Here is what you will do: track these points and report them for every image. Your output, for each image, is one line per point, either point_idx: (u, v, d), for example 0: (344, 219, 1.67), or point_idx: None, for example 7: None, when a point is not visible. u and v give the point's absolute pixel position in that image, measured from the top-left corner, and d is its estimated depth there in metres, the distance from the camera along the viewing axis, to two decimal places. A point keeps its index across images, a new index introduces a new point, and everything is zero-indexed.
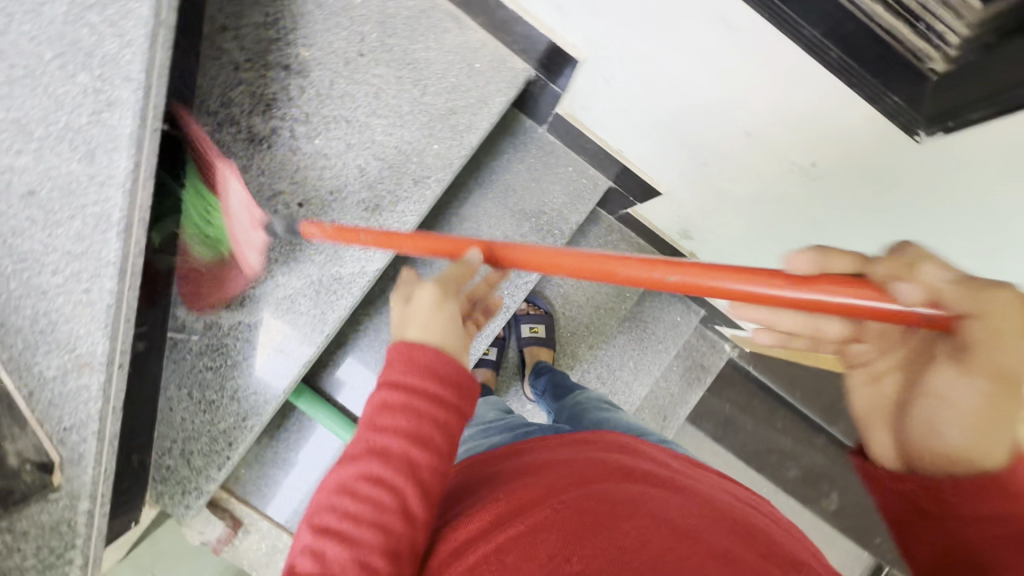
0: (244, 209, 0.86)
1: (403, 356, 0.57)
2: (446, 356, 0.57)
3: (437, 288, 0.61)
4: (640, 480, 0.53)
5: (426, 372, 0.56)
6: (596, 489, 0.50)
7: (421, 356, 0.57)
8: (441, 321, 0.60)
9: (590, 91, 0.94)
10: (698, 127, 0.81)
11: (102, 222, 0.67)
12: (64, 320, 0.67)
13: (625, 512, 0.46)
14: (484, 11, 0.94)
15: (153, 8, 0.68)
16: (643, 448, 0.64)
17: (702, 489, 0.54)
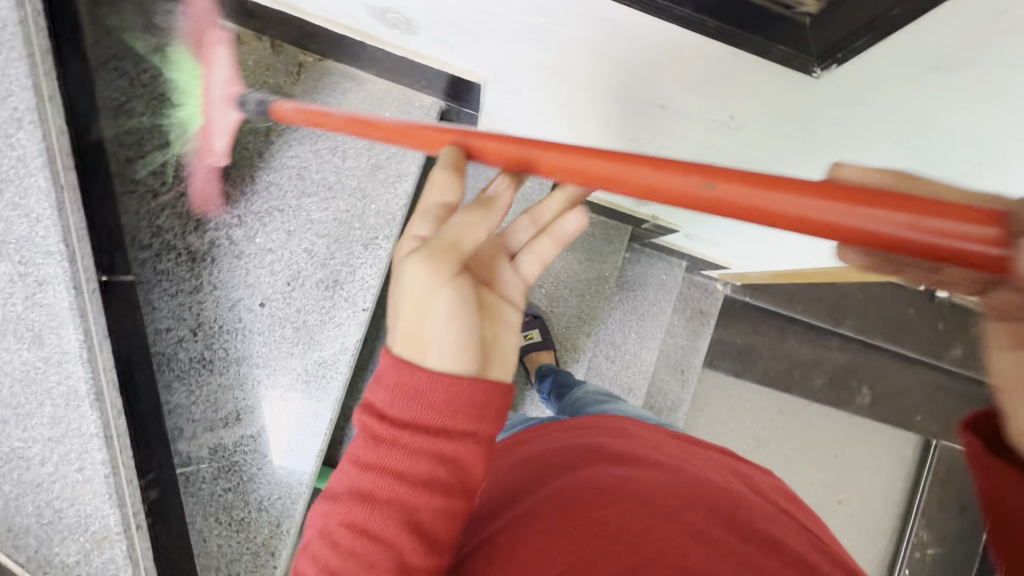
0: (224, 81, 0.80)
1: (419, 394, 0.48)
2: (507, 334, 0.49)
3: (461, 257, 0.48)
4: (627, 465, 0.55)
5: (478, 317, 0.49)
6: (579, 479, 0.52)
7: (425, 401, 0.48)
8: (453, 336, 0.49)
9: (503, 105, 0.94)
10: (613, 111, 0.82)
11: (72, 398, 0.66)
12: (69, 504, 0.66)
13: (605, 499, 0.48)
14: (374, 61, 0.91)
15: (48, 175, 0.67)
16: (637, 430, 0.66)
17: (691, 470, 0.56)
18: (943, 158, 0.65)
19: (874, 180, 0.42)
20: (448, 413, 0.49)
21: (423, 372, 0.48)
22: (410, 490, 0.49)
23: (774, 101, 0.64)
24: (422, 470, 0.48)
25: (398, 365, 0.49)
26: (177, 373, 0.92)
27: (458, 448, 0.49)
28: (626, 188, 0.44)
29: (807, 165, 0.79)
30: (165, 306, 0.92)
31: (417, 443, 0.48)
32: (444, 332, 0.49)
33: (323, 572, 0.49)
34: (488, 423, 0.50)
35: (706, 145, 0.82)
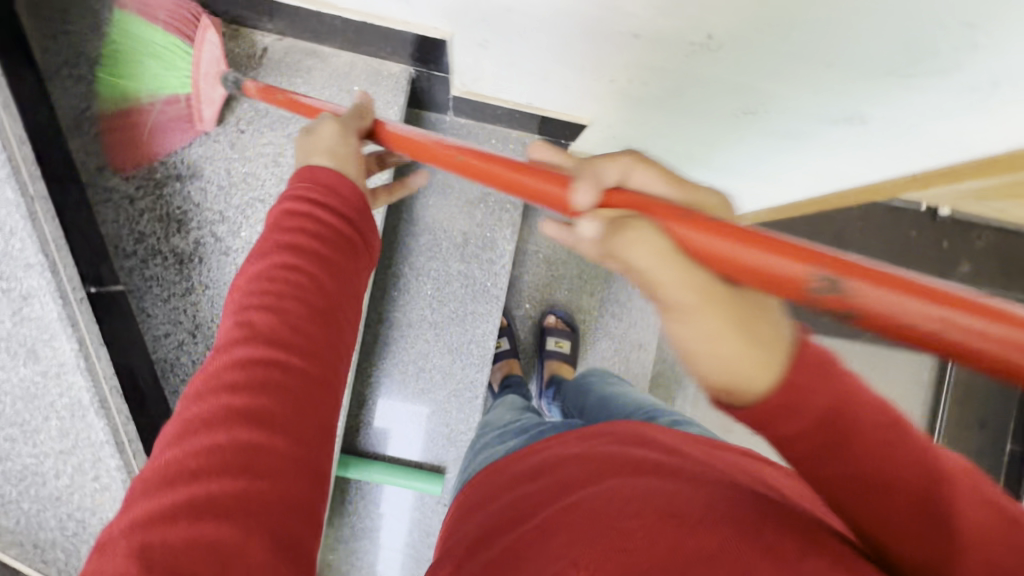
0: (214, 60, 0.85)
1: (286, 225, 0.53)
2: (344, 179, 0.59)
3: (343, 132, 0.63)
4: (650, 473, 0.55)
5: (325, 188, 0.57)
6: (604, 489, 0.53)
7: (314, 219, 0.55)
8: (347, 153, 0.61)
9: (473, 64, 0.91)
10: (587, 50, 0.80)
11: (77, 408, 0.66)
12: (90, 514, 0.66)
13: (634, 508, 0.48)
14: (334, 31, 0.88)
15: (16, 185, 0.65)
16: (656, 435, 0.67)
17: (712, 473, 0.56)
18: (931, 49, 0.63)
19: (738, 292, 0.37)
20: (322, 214, 0.55)
21: (316, 185, 0.57)
22: (255, 379, 0.44)
23: (752, 7, 0.62)
24: (285, 291, 0.49)
25: (308, 175, 0.58)
26: (182, 378, 0.91)
27: (301, 306, 0.49)
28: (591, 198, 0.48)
29: (794, 79, 0.77)
30: (160, 312, 0.90)
31: (278, 265, 0.50)
32: (346, 169, 0.60)
33: (195, 409, 0.43)
34: (325, 252, 0.53)
35: (688, 73, 0.80)
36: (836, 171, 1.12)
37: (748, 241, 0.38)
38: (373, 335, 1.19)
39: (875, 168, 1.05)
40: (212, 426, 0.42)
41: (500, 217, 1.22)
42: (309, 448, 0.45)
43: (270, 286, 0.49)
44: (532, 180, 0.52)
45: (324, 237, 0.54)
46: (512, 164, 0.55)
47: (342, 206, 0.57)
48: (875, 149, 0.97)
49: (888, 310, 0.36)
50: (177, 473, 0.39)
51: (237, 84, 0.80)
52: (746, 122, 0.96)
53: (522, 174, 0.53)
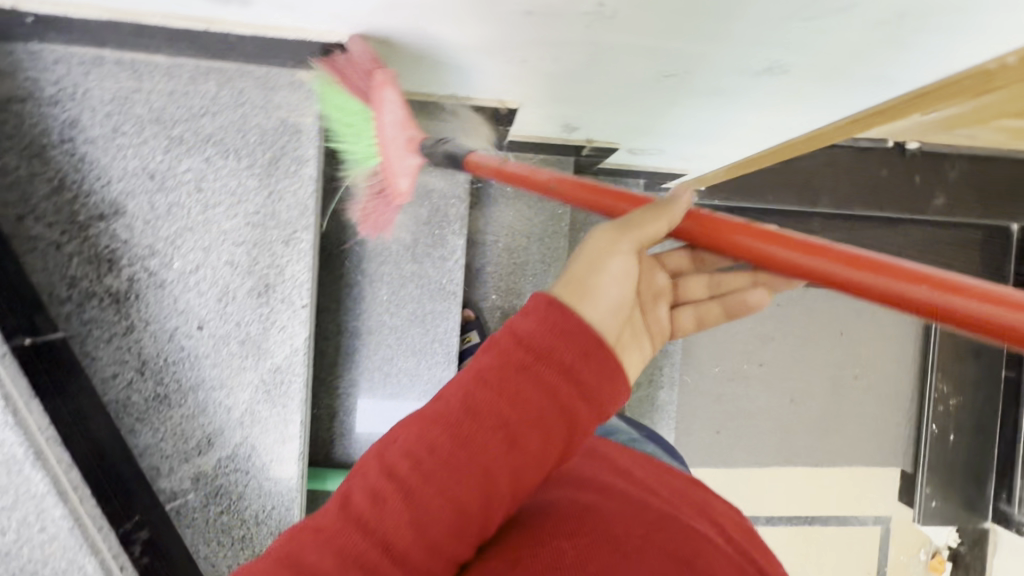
0: (397, 122, 0.89)
1: (505, 380, 0.54)
2: (598, 340, 0.57)
3: (636, 246, 0.60)
4: (593, 492, 0.62)
5: (552, 333, 0.56)
6: (543, 501, 0.60)
7: (540, 382, 0.54)
8: (626, 279, 0.61)
9: (384, 62, 0.89)
10: (489, 33, 0.77)
11: (13, 464, 0.66)
12: (42, 564, 0.67)
13: (574, 517, 0.55)
14: (233, 48, 0.85)
15: None
16: (614, 457, 0.74)
17: (657, 503, 0.61)
18: None
19: (602, 281, 0.60)
20: (556, 395, 0.55)
21: (539, 315, 0.57)
22: (376, 521, 0.50)
23: None
24: (445, 440, 0.52)
25: (542, 307, 0.57)
26: (137, 416, 0.91)
27: (450, 466, 0.51)
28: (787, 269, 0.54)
29: (702, 36, 0.74)
30: (105, 353, 0.90)
31: (450, 424, 0.53)
32: (593, 315, 0.58)
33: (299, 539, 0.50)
34: (534, 435, 0.53)
35: (596, 43, 0.77)
36: (776, 122, 1.09)
37: (873, 272, 0.49)
38: (334, 346, 1.19)
39: (815, 115, 1.03)
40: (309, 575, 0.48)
41: (447, 213, 1.20)
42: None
43: (435, 431, 0.52)
44: (788, 252, 0.53)
45: (536, 424, 0.53)
46: (799, 245, 0.53)
47: (569, 388, 0.55)
48: (809, 97, 0.94)
49: (953, 303, 0.45)
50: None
51: (462, 159, 0.85)
52: (672, 85, 0.93)
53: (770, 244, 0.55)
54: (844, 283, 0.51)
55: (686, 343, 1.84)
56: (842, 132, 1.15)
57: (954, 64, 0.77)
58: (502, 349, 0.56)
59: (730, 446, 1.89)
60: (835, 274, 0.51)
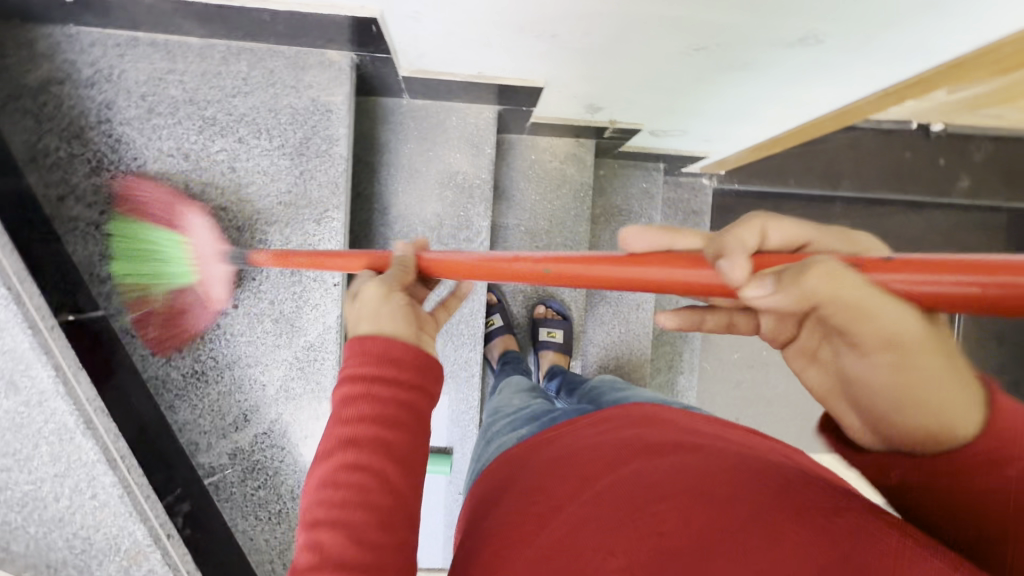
0: (211, 248, 0.85)
1: (357, 417, 0.51)
2: (411, 346, 0.54)
3: (377, 283, 0.58)
4: (665, 454, 0.55)
5: (382, 361, 0.53)
6: (628, 476, 0.53)
7: (376, 407, 0.51)
8: (395, 309, 0.56)
9: (412, 39, 0.89)
10: (520, 6, 0.77)
11: (64, 433, 0.67)
12: (95, 530, 0.68)
13: (657, 494, 0.49)
14: (265, 27, 0.86)
15: None
16: (674, 420, 0.66)
17: (733, 451, 0.56)
18: None
19: (388, 302, 0.57)
20: (396, 390, 0.52)
21: (374, 354, 0.53)
22: (346, 519, 0.48)
23: None
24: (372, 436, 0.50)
25: (362, 355, 0.54)
26: (175, 392, 0.93)
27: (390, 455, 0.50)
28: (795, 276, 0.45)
29: (735, 5, 0.74)
30: (144, 331, 0.92)
31: (354, 437, 0.50)
32: (383, 324, 0.55)
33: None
34: (414, 396, 0.53)
35: (628, 14, 0.77)
36: (805, 97, 1.08)
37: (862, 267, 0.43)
38: None
39: (846, 89, 1.01)
40: None
41: (471, 195, 1.20)
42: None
43: (368, 433, 0.50)
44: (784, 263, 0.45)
45: (384, 440, 0.50)
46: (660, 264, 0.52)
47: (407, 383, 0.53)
48: (841, 69, 0.93)
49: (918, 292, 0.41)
50: None
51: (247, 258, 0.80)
52: (701, 59, 0.93)
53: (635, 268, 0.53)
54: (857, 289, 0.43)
55: None
56: (875, 107, 1.13)
57: (995, 28, 0.76)
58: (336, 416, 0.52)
59: None
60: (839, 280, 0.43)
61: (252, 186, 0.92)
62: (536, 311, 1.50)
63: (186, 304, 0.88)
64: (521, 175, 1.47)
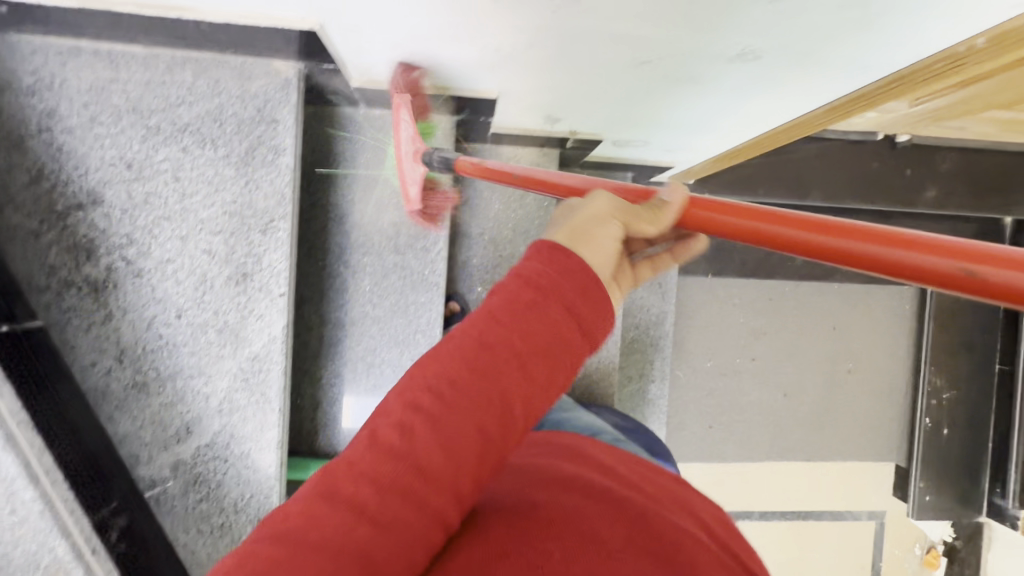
0: (377, 159, 0.96)
1: (474, 335, 0.46)
2: (593, 272, 0.49)
3: (613, 201, 0.52)
4: (577, 492, 0.56)
5: (526, 284, 0.48)
6: (532, 502, 0.54)
7: (488, 354, 0.45)
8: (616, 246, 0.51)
9: (358, 50, 0.89)
10: (459, 19, 0.78)
11: None
12: (13, 546, 0.67)
13: (557, 530, 0.49)
14: (208, 38, 0.87)
15: None
16: (598, 457, 0.68)
17: (637, 497, 0.57)
18: None
19: (607, 235, 0.51)
20: (517, 342, 0.46)
21: (541, 261, 0.50)
22: (381, 483, 0.41)
23: None
24: (446, 392, 0.44)
25: (546, 252, 0.50)
26: (116, 404, 0.92)
27: (473, 420, 0.43)
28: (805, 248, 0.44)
29: (667, 21, 0.75)
30: (85, 342, 0.91)
31: (414, 399, 0.44)
32: (595, 260, 0.50)
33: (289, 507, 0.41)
34: (542, 357, 0.46)
35: (565, 30, 0.79)
36: (756, 110, 1.09)
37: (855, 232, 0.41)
38: (318, 338, 1.19)
39: (795, 103, 1.03)
40: (316, 549, 0.38)
41: (430, 204, 1.21)
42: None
43: (425, 395, 0.44)
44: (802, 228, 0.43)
45: (471, 404, 0.44)
46: (793, 220, 0.44)
47: (533, 339, 0.46)
48: (784, 84, 0.95)
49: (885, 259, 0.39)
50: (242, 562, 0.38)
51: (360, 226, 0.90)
52: (647, 72, 0.94)
53: (775, 224, 0.46)
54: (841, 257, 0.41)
55: (678, 337, 1.84)
56: (826, 120, 1.14)
57: (922, 45, 0.77)
58: (429, 364, 0.46)
59: (723, 441, 1.88)
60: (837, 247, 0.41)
61: (195, 195, 0.91)
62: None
63: (323, 217, 0.97)
64: (487, 185, 1.48)
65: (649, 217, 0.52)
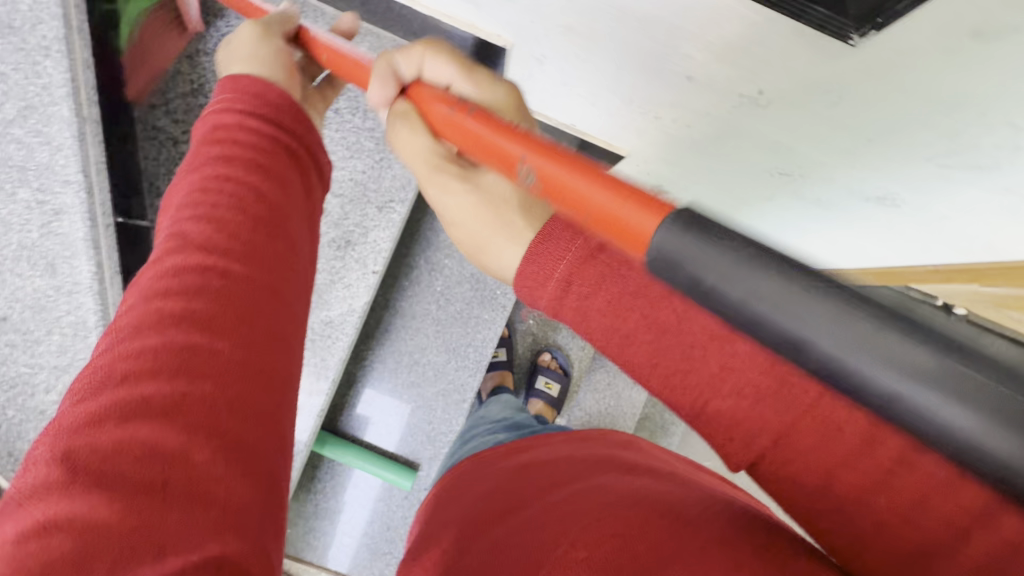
0: None
1: (197, 204, 0.49)
2: (271, 84, 0.58)
3: (253, 23, 0.64)
4: (644, 476, 0.52)
5: (263, 103, 0.56)
6: (600, 484, 0.50)
7: (223, 194, 0.49)
8: (268, 46, 0.62)
9: (526, 75, 0.94)
10: (638, 83, 0.82)
11: (81, 329, 0.69)
12: None
13: (627, 504, 0.45)
14: (401, 21, 0.94)
15: (72, 106, 0.68)
16: (649, 448, 0.64)
17: (706, 486, 0.53)
18: (973, 144, 0.64)
19: (265, 44, 0.62)
20: (258, 152, 0.53)
21: (250, 95, 0.57)
22: (185, 293, 0.44)
23: (809, 70, 0.64)
24: (218, 214, 0.48)
25: (236, 82, 0.57)
26: None
27: (241, 224, 0.48)
28: (573, 208, 0.38)
29: (835, 149, 0.78)
30: None
31: (220, 183, 0.50)
32: (252, 48, 0.61)
33: (140, 301, 0.44)
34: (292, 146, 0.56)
35: (730, 124, 0.82)
36: (857, 247, 1.11)
37: (607, 182, 0.37)
38: (376, 319, 1.20)
39: (902, 254, 1.05)
40: (156, 402, 0.39)
41: None
42: (259, 384, 0.44)
43: (218, 219, 0.48)
44: (574, 178, 0.38)
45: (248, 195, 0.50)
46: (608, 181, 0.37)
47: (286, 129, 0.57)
48: (902, 236, 0.97)
49: (613, 212, 0.35)
50: (102, 416, 0.38)
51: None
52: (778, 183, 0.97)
53: (610, 192, 0.36)
54: (605, 227, 0.36)
55: None
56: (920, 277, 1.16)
57: None
58: (206, 173, 0.51)
59: None
60: (607, 214, 0.36)
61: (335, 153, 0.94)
62: (540, 357, 1.50)
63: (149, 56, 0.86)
64: None
65: (276, 29, 0.65)
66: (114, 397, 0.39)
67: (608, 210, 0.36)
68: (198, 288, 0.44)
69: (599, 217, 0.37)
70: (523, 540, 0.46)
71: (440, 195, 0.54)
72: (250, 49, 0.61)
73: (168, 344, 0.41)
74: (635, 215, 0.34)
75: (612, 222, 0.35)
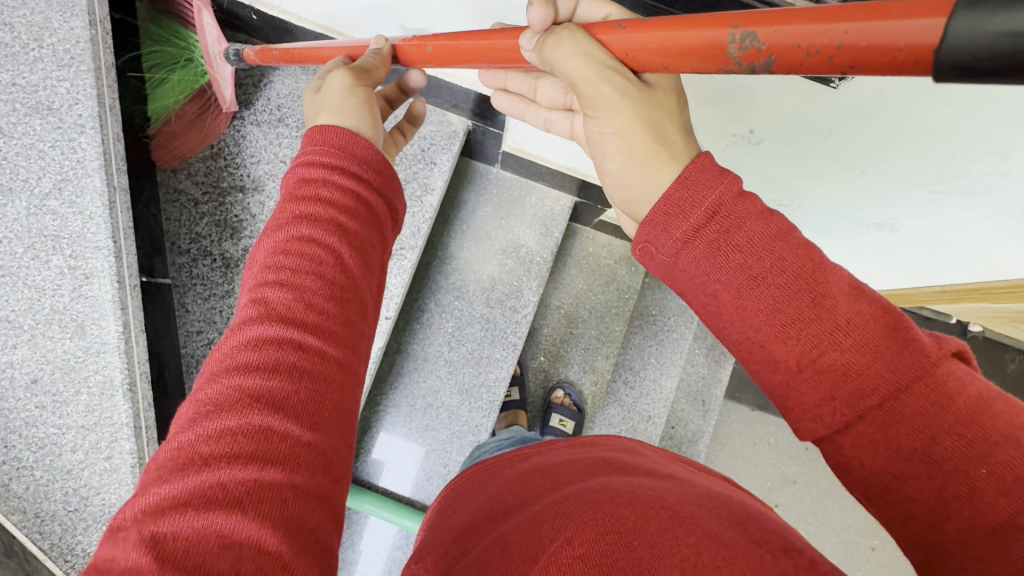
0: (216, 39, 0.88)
1: (289, 248, 0.50)
2: (359, 138, 0.57)
3: (345, 74, 0.63)
4: (639, 475, 0.52)
5: (338, 151, 0.56)
6: (596, 483, 0.49)
7: (312, 242, 0.50)
8: (354, 99, 0.61)
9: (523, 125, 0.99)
10: None
11: (107, 387, 0.72)
12: (95, 492, 0.72)
13: (621, 500, 0.45)
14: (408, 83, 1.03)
15: (104, 177, 0.74)
16: (646, 451, 0.64)
17: (700, 483, 0.53)
18: (962, 170, 0.65)
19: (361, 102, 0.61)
20: (340, 204, 0.53)
21: (338, 147, 0.56)
22: (271, 340, 0.46)
23: (799, 111, 0.66)
24: (305, 263, 0.49)
25: (319, 137, 0.56)
26: None
27: (326, 278, 0.49)
28: (671, 59, 0.45)
29: (831, 179, 0.80)
30: (197, 310, 0.94)
31: (300, 236, 0.50)
32: (345, 108, 0.60)
33: (228, 365, 0.45)
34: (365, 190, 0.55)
35: (723, 158, 0.85)
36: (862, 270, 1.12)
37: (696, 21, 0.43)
38: (390, 363, 1.21)
39: (907, 273, 1.05)
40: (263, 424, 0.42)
41: (525, 269, 1.26)
42: (338, 438, 0.46)
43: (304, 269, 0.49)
44: (661, 30, 0.45)
45: (332, 249, 0.51)
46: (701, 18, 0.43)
47: (361, 171, 0.56)
48: (903, 256, 0.98)
49: (704, 37, 0.43)
50: (237, 404, 0.42)
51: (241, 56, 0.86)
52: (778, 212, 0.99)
53: (700, 27, 0.43)
54: (711, 58, 0.43)
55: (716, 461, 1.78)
56: (927, 293, 1.15)
57: None
58: (294, 212, 0.52)
59: None
60: (709, 48, 0.43)
61: None
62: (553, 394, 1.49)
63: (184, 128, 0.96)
64: (574, 264, 1.56)
65: (366, 78, 0.64)
66: (225, 412, 0.42)
67: (705, 42, 0.43)
68: (287, 345, 0.46)
69: (690, 51, 0.44)
70: (522, 532, 0.46)
71: (564, 56, 0.48)
72: (349, 106, 0.60)
73: (255, 391, 0.43)
74: (807, 28, 0.39)
75: (716, 45, 0.42)
